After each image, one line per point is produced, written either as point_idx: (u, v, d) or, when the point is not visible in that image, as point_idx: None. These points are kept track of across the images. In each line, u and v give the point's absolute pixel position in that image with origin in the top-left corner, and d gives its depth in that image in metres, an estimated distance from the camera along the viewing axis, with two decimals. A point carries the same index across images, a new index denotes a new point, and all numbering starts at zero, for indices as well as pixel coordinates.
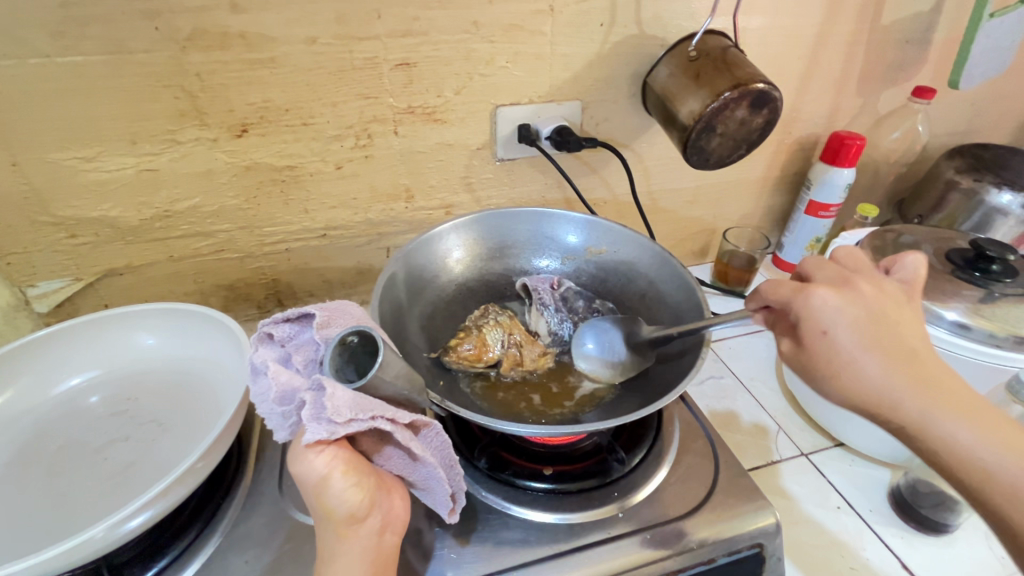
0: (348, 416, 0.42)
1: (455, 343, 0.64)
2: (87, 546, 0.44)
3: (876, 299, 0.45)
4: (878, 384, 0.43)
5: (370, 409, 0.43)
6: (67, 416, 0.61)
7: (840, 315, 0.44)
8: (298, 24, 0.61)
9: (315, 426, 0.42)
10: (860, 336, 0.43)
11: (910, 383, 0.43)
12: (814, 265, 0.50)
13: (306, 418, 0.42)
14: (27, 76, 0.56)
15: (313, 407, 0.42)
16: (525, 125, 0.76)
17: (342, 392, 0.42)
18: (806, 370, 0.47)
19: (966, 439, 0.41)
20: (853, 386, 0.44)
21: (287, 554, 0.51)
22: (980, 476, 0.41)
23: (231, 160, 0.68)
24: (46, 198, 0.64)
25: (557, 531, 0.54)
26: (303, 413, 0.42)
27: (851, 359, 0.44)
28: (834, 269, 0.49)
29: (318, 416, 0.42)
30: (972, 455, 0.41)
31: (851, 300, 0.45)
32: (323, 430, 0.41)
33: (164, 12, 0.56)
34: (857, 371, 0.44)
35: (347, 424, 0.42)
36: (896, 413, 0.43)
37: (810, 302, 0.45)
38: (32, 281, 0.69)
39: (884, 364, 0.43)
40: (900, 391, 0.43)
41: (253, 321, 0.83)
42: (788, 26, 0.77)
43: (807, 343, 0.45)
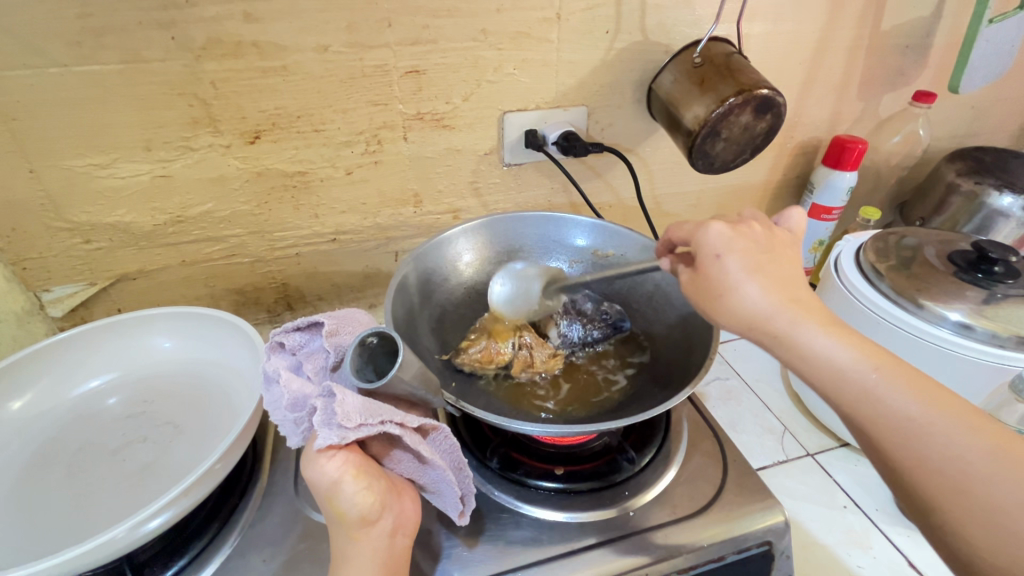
0: (358, 421, 0.43)
1: (466, 346, 0.66)
2: (109, 546, 0.45)
3: (766, 236, 0.47)
4: (760, 305, 0.44)
5: (380, 414, 0.44)
6: (84, 418, 0.62)
7: (731, 243, 0.46)
8: (309, 32, 0.62)
9: (326, 432, 0.43)
10: (749, 261, 0.45)
11: (790, 304, 0.44)
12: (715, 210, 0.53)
13: (318, 424, 0.43)
14: (45, 84, 0.57)
15: (324, 414, 0.44)
16: (532, 131, 0.77)
17: (352, 399, 0.44)
18: (699, 296, 0.47)
19: (840, 356, 0.42)
20: (737, 309, 0.44)
21: (303, 553, 0.52)
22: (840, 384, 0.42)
23: (243, 166, 0.69)
24: (61, 205, 0.65)
25: (568, 530, 0.55)
26: (314, 419, 0.43)
27: (738, 281, 0.44)
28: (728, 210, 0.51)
29: (329, 421, 0.43)
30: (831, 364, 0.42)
31: (744, 234, 0.47)
32: (334, 436, 0.42)
33: (179, 21, 0.58)
34: (742, 293, 0.44)
35: (358, 429, 0.43)
36: (768, 331, 0.44)
37: (708, 232, 0.47)
38: (47, 286, 0.70)
39: (767, 287, 0.44)
40: (778, 310, 0.43)
41: (263, 324, 0.84)
42: (790, 33, 0.78)
43: (701, 269, 0.46)
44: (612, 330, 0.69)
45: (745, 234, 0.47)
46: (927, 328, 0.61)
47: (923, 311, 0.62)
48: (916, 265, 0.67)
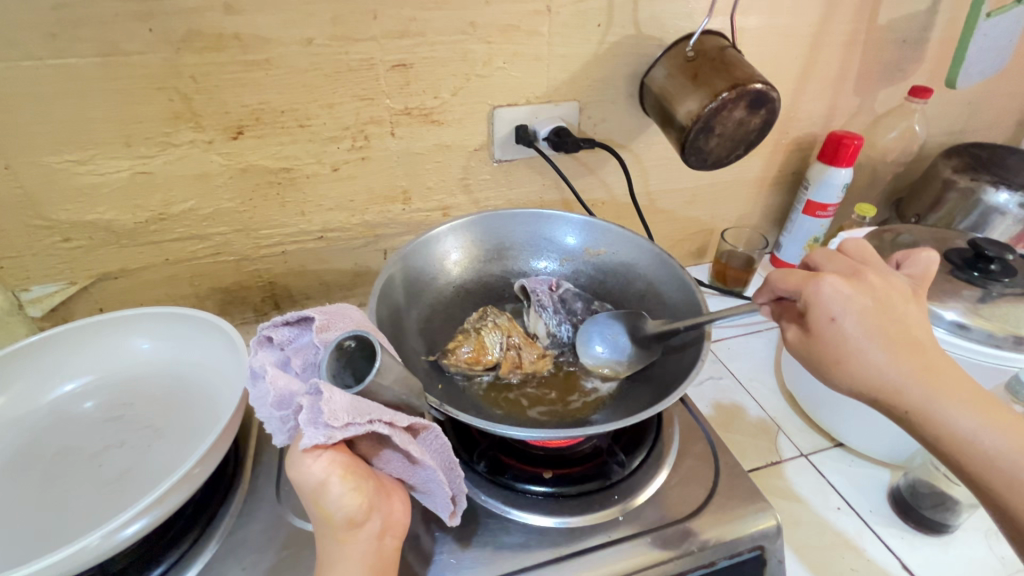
0: (345, 420, 0.41)
1: (453, 346, 0.64)
2: (83, 555, 0.43)
3: (881, 290, 0.46)
4: (885, 369, 0.44)
5: (369, 413, 0.42)
6: (62, 422, 0.60)
7: (847, 305, 0.45)
8: (292, 25, 0.60)
9: (312, 431, 0.41)
10: (867, 327, 0.45)
11: (918, 371, 0.44)
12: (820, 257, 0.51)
13: (303, 423, 0.41)
14: (19, 78, 0.56)
15: (310, 412, 0.42)
16: (523, 126, 0.76)
17: (339, 396, 0.42)
18: (812, 355, 0.48)
19: (986, 438, 0.43)
20: (859, 372, 0.45)
21: (285, 561, 0.51)
22: (982, 463, 0.43)
23: (227, 162, 0.67)
24: (39, 202, 0.63)
25: (557, 535, 0.54)
26: (300, 418, 0.41)
27: (858, 348, 0.45)
28: (840, 260, 0.50)
29: (315, 420, 0.41)
30: (974, 442, 0.43)
31: (858, 290, 0.46)
32: (320, 435, 0.41)
33: (158, 13, 0.56)
34: (864, 359, 0.45)
35: (345, 428, 0.41)
36: (901, 401, 0.45)
37: (819, 290, 0.46)
38: (26, 286, 0.69)
39: (889, 352, 0.44)
40: (911, 379, 0.44)
41: (249, 324, 0.83)
42: (786, 26, 0.77)
43: (815, 331, 0.47)
44: None
45: (865, 292, 0.46)
46: None
47: None
48: None
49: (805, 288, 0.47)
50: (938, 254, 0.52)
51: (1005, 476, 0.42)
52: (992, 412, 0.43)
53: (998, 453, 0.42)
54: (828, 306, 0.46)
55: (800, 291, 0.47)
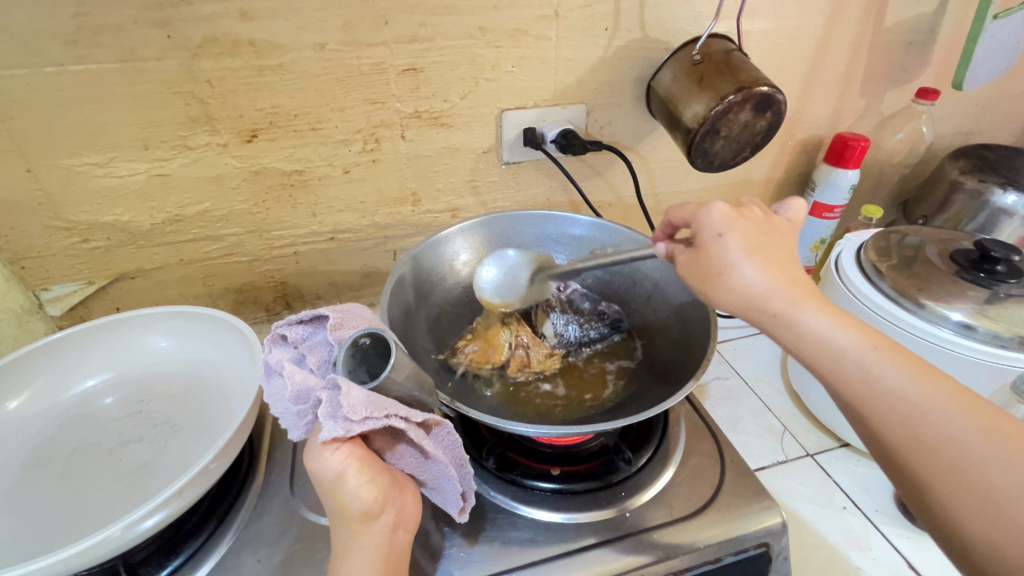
0: (363, 414, 0.42)
1: (461, 345, 0.66)
2: (105, 546, 0.45)
3: (765, 221, 0.47)
4: (758, 286, 0.43)
5: (385, 408, 0.43)
6: (81, 417, 0.62)
7: (731, 222, 0.45)
8: (305, 31, 0.62)
9: (331, 424, 0.42)
10: (748, 242, 0.45)
11: (788, 286, 0.43)
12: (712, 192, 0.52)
13: (322, 416, 0.42)
14: (41, 84, 0.57)
15: (329, 406, 0.43)
16: (530, 129, 0.77)
17: (358, 391, 0.43)
18: (695, 276, 0.46)
19: (838, 338, 0.42)
20: (734, 288, 0.44)
21: (298, 554, 0.52)
22: (835, 363, 0.42)
23: (240, 165, 0.69)
24: (59, 204, 0.65)
25: (564, 531, 0.54)
26: (319, 411, 0.42)
27: (737, 259, 0.44)
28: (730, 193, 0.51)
29: (335, 413, 0.42)
30: (827, 341, 0.42)
31: (743, 216, 0.47)
32: (339, 429, 0.42)
33: (175, 20, 0.57)
34: (741, 272, 0.44)
35: (363, 421, 0.42)
36: (765, 311, 0.43)
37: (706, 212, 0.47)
38: (46, 285, 0.70)
39: (765, 268, 0.44)
40: (777, 291, 0.43)
41: (262, 323, 0.84)
42: (792, 29, 0.78)
43: (701, 246, 0.46)
44: (609, 331, 0.69)
45: (747, 216, 0.47)
46: (927, 328, 0.61)
47: (924, 311, 0.62)
48: (917, 265, 0.67)
49: (696, 208, 0.47)
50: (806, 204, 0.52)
51: (856, 373, 0.41)
52: (850, 322, 0.43)
53: (847, 354, 0.41)
54: (716, 223, 0.45)
55: (692, 214, 0.48)
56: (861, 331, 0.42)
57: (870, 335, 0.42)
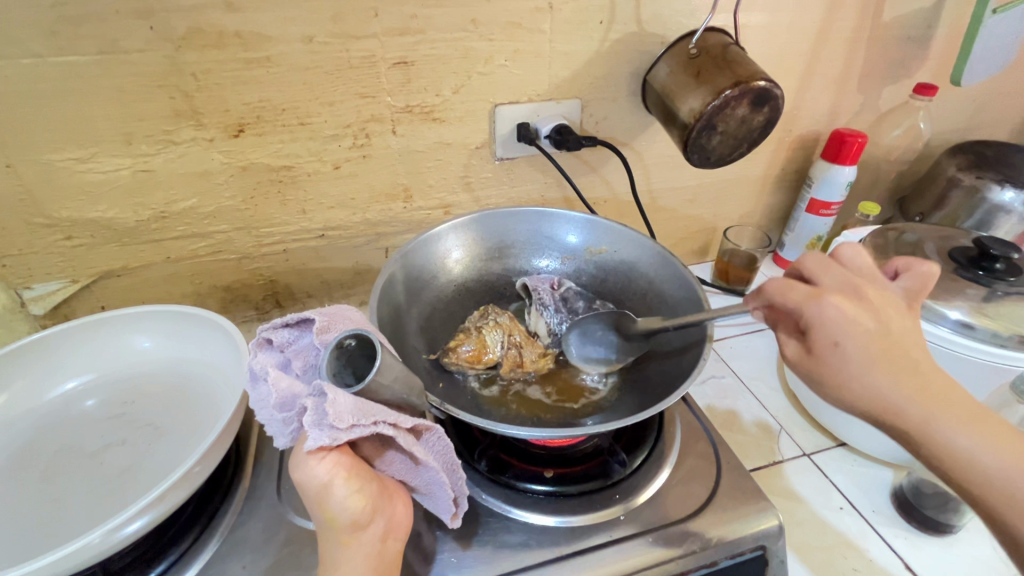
0: (350, 422, 0.41)
1: (454, 345, 0.64)
2: (84, 552, 0.43)
3: (888, 310, 0.42)
4: (886, 397, 0.40)
5: (373, 414, 0.42)
6: (63, 420, 0.60)
7: (849, 328, 0.40)
8: (293, 22, 0.60)
9: (317, 433, 0.41)
10: (875, 347, 0.40)
11: (924, 398, 0.39)
12: (813, 265, 0.44)
13: (308, 424, 0.41)
14: (20, 76, 0.56)
15: (314, 414, 0.42)
16: (524, 124, 0.75)
17: (344, 397, 0.42)
18: (810, 377, 0.43)
19: (990, 460, 0.38)
20: (857, 398, 0.41)
21: (286, 559, 0.51)
22: (984, 483, 0.38)
23: (228, 160, 0.67)
24: (41, 200, 0.63)
25: (558, 535, 0.53)
26: (304, 419, 0.41)
27: (859, 371, 0.40)
28: (836, 269, 0.44)
29: (320, 422, 0.41)
30: (978, 462, 0.38)
31: (863, 310, 0.41)
32: (325, 437, 0.41)
33: (158, 10, 0.56)
34: (866, 384, 0.40)
35: (349, 430, 0.41)
36: (901, 423, 0.40)
37: (823, 311, 0.41)
38: (28, 283, 0.69)
39: (893, 379, 0.40)
40: (911, 402, 0.39)
41: (251, 322, 0.83)
42: (789, 24, 0.77)
43: (816, 353, 0.42)
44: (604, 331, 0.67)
45: (866, 314, 0.41)
46: (925, 327, 0.60)
47: (921, 309, 0.61)
48: None
49: (806, 307, 0.41)
50: (938, 268, 0.44)
51: (1010, 497, 0.38)
52: (1003, 436, 0.39)
53: (1000, 476, 0.38)
54: (831, 330, 0.40)
55: (799, 309, 0.42)
56: (1017, 448, 0.38)
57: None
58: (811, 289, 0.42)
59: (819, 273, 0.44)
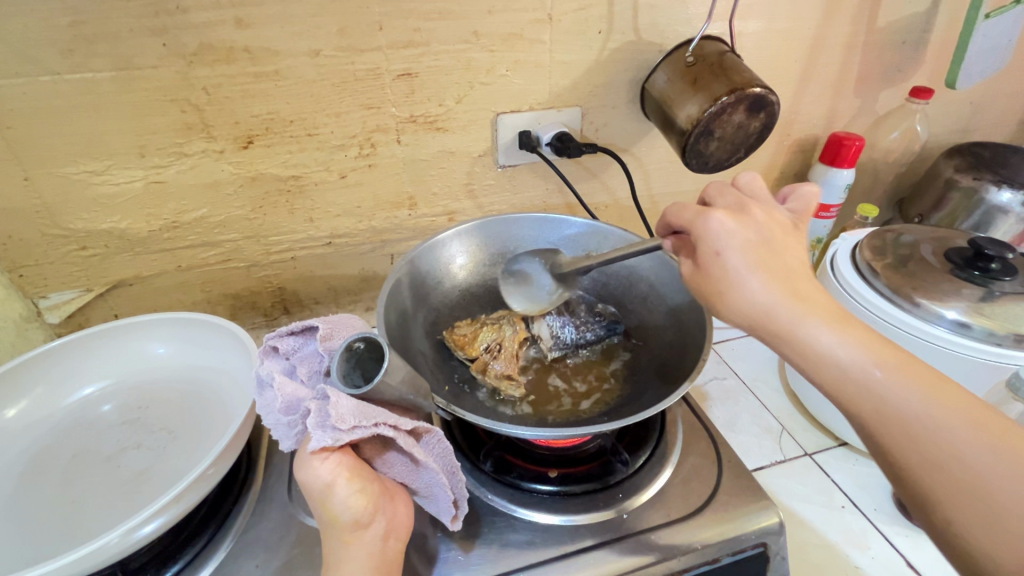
0: (352, 423, 0.42)
1: (460, 325, 0.68)
2: (101, 553, 0.45)
3: (769, 225, 0.47)
4: (762, 297, 0.44)
5: (374, 416, 0.44)
6: (78, 425, 0.62)
7: (732, 239, 0.45)
8: (300, 37, 0.62)
9: (319, 434, 0.42)
10: (747, 253, 0.45)
11: (792, 298, 0.43)
12: (715, 190, 0.51)
13: (311, 426, 0.43)
14: (37, 93, 0.58)
15: (318, 416, 0.43)
16: (525, 132, 0.77)
17: (346, 400, 0.43)
18: (702, 294, 0.47)
19: (843, 354, 0.42)
20: (738, 299, 0.44)
21: (296, 559, 0.52)
22: (839, 377, 0.42)
23: (237, 171, 0.69)
24: (57, 212, 0.65)
25: (562, 533, 0.54)
26: (308, 421, 0.43)
27: (740, 276, 0.44)
28: (729, 193, 0.50)
29: (323, 423, 0.43)
30: (832, 355, 0.42)
31: (744, 224, 0.46)
32: (328, 437, 0.42)
33: (171, 28, 0.58)
34: (745, 288, 0.44)
35: (351, 430, 0.43)
36: (771, 325, 0.44)
37: (708, 225, 0.46)
38: (44, 293, 0.71)
39: (771, 284, 0.44)
40: (783, 304, 0.43)
41: (259, 329, 0.84)
42: (786, 31, 0.78)
43: (702, 263, 0.46)
44: (606, 332, 0.69)
45: (748, 226, 0.46)
46: (923, 327, 0.61)
47: (919, 310, 0.62)
48: (913, 263, 0.67)
49: (699, 219, 0.47)
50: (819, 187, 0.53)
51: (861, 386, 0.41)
52: (852, 329, 0.43)
53: (851, 370, 0.41)
54: (714, 239, 0.45)
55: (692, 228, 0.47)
56: (856, 334, 0.42)
57: (871, 342, 0.42)
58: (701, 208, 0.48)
59: (715, 197, 0.50)
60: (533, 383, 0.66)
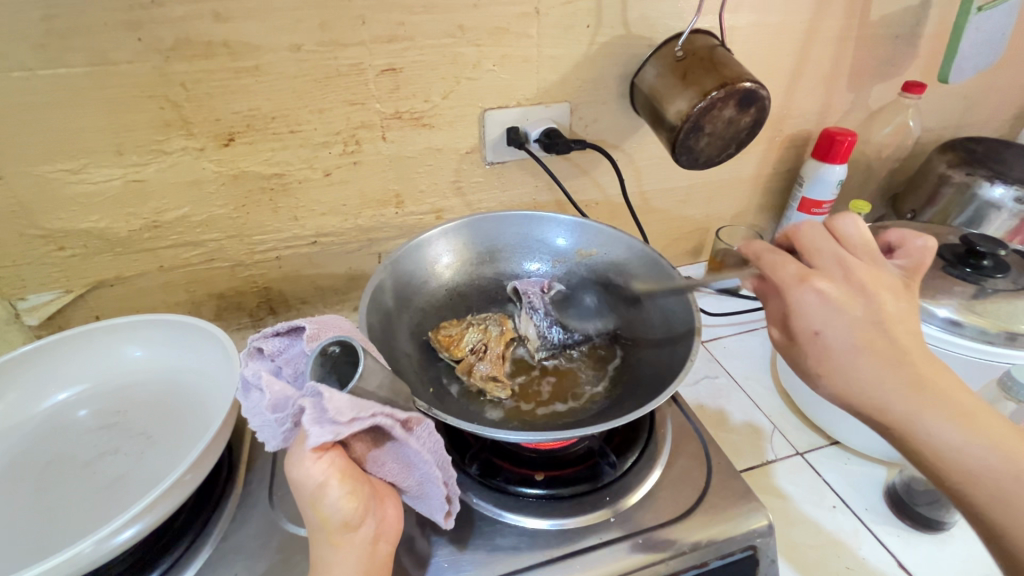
0: (352, 415, 0.41)
1: (445, 325, 0.67)
2: (75, 562, 0.44)
3: (879, 294, 0.44)
4: (872, 385, 0.43)
5: (371, 407, 0.43)
6: (56, 430, 0.61)
7: (833, 316, 0.44)
8: (280, 32, 0.61)
9: (318, 429, 0.41)
10: (853, 335, 0.43)
11: (907, 386, 0.42)
12: (809, 245, 0.49)
13: (307, 422, 0.41)
14: (9, 89, 0.56)
15: (313, 412, 0.41)
16: (514, 128, 0.76)
17: (341, 394, 0.42)
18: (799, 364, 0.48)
19: (960, 446, 0.42)
20: (843, 384, 0.44)
21: (278, 565, 0.51)
22: (956, 468, 0.42)
23: (219, 169, 0.67)
24: (33, 211, 0.64)
25: (549, 537, 0.54)
26: (305, 417, 0.41)
27: (846, 360, 0.44)
28: (827, 249, 0.48)
29: (320, 419, 0.41)
30: (948, 447, 0.42)
31: (851, 299, 0.44)
32: (328, 432, 0.40)
33: (146, 22, 0.56)
34: (851, 374, 0.44)
35: (351, 423, 0.42)
36: (883, 413, 0.43)
37: (804, 298, 0.45)
38: (22, 294, 0.69)
39: (880, 370, 0.43)
40: (896, 394, 0.43)
41: (245, 330, 0.83)
42: (777, 25, 0.77)
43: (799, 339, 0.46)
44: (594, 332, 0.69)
45: (855, 299, 0.44)
46: None
47: None
48: None
49: (796, 294, 0.46)
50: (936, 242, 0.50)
51: (978, 480, 0.41)
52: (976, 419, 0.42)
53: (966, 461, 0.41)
54: (814, 318, 0.45)
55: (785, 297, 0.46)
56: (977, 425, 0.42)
57: (996, 436, 0.42)
58: (800, 271, 0.46)
59: (811, 253, 0.48)
60: (520, 384, 0.65)
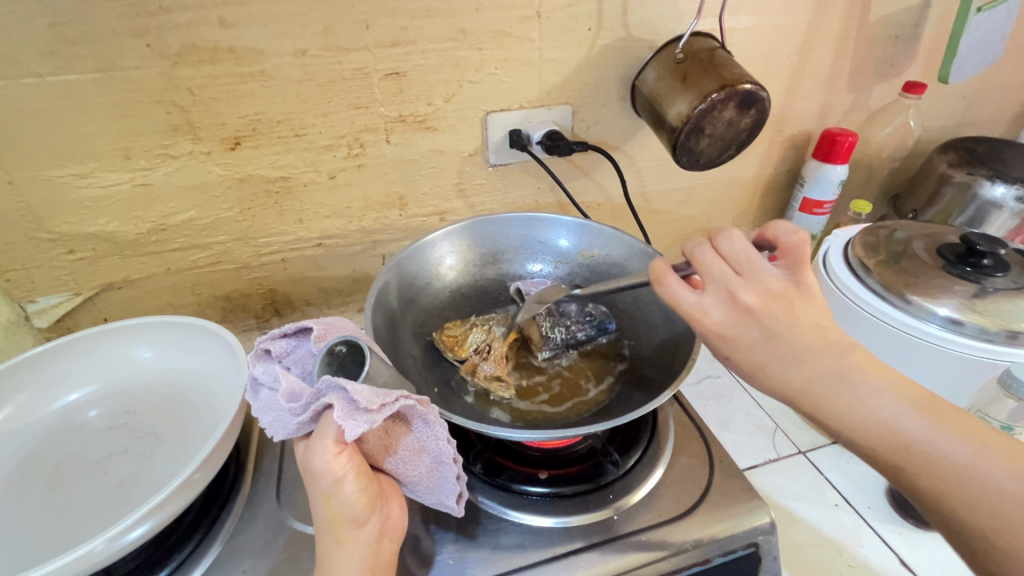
0: (380, 402, 0.42)
1: (449, 326, 0.68)
2: (86, 560, 0.44)
3: (775, 315, 0.42)
4: (789, 374, 0.42)
5: (392, 392, 0.44)
6: (66, 431, 0.61)
7: (738, 340, 0.42)
8: (285, 37, 0.61)
9: (354, 423, 0.41)
10: (759, 354, 0.42)
11: (820, 363, 0.42)
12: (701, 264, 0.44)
13: (340, 419, 0.41)
14: (19, 95, 0.57)
15: (342, 408, 0.41)
16: (516, 130, 0.76)
17: (361, 386, 0.43)
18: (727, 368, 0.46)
19: (877, 408, 0.41)
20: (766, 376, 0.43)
21: (285, 563, 0.52)
22: (878, 433, 0.41)
23: (226, 173, 0.68)
24: (42, 215, 0.65)
25: (553, 535, 0.54)
26: (338, 414, 0.41)
27: (763, 367, 0.42)
28: (718, 270, 0.43)
29: (351, 414, 0.41)
30: (870, 412, 0.41)
31: (746, 325, 0.42)
32: (364, 423, 0.41)
33: (154, 29, 0.57)
34: (771, 372, 0.42)
35: (381, 410, 0.42)
36: (805, 395, 0.42)
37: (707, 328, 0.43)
38: (31, 297, 0.70)
39: (794, 367, 0.42)
40: (814, 373, 0.41)
41: (250, 331, 0.84)
42: (776, 26, 0.77)
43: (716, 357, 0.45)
44: (596, 332, 0.69)
45: (752, 325, 0.42)
46: (913, 323, 0.61)
47: (912, 306, 0.61)
48: (905, 260, 0.66)
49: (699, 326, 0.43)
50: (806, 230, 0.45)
51: (899, 440, 0.41)
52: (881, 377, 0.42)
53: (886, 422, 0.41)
54: (724, 345, 0.43)
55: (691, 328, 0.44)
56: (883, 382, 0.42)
57: (904, 393, 0.42)
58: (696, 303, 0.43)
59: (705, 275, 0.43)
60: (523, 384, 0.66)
